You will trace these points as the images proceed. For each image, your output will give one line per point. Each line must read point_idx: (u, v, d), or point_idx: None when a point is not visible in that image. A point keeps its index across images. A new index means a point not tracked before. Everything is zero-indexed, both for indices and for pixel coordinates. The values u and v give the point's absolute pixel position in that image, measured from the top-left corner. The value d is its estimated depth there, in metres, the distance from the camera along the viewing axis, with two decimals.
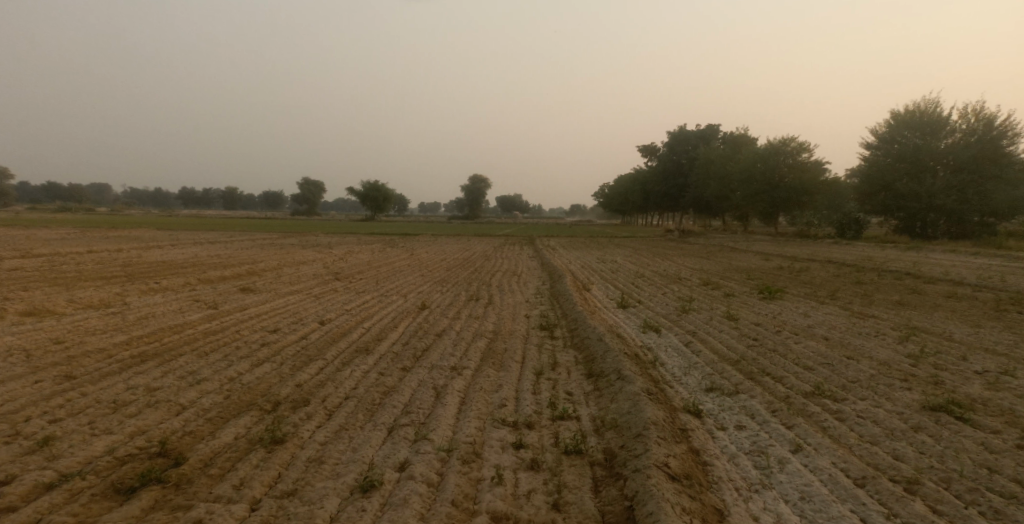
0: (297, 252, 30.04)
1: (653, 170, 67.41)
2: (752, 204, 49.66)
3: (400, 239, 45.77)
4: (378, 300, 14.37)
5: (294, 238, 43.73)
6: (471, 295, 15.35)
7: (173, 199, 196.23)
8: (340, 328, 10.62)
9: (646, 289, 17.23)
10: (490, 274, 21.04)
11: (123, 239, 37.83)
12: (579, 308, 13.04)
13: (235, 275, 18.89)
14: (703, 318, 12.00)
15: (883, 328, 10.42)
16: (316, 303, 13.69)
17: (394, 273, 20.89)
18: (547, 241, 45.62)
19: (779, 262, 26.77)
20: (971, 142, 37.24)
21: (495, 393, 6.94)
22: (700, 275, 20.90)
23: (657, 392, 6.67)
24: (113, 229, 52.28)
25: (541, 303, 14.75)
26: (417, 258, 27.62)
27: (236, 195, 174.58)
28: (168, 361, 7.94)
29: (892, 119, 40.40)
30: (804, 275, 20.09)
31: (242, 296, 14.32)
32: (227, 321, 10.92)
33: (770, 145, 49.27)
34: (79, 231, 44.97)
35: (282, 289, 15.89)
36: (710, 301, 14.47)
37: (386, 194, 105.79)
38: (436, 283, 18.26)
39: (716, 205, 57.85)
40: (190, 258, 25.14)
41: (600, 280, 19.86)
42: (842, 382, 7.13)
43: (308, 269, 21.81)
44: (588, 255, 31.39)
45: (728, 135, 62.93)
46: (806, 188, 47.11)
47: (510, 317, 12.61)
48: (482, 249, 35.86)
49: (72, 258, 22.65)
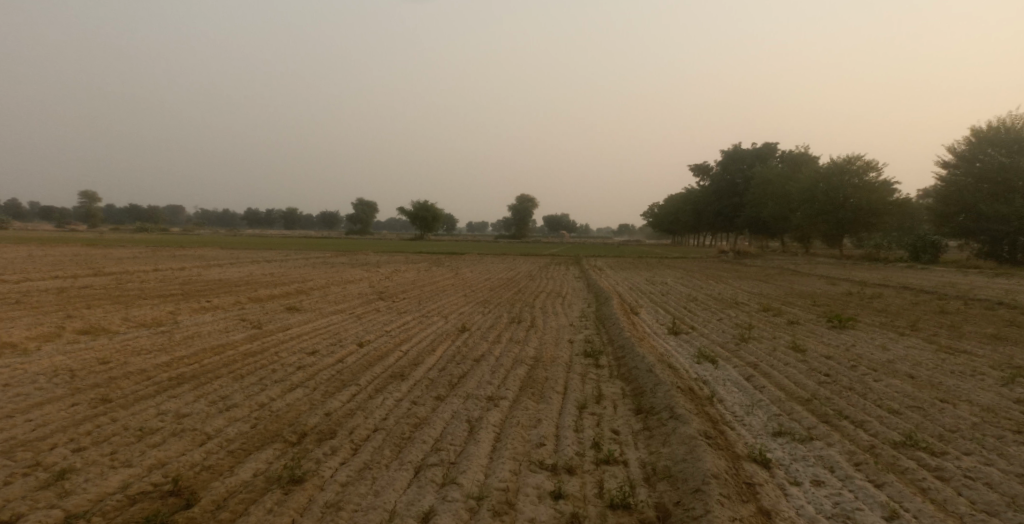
0: (346, 271, 30.15)
1: (706, 190, 65.75)
2: (814, 226, 47.51)
3: (448, 258, 45.76)
4: (420, 322, 13.90)
5: (345, 257, 44.27)
6: (515, 318, 14.73)
7: (236, 219, 204.20)
8: (378, 352, 10.15)
9: (701, 314, 16.25)
10: (536, 295, 20.41)
11: (183, 257, 38.88)
12: (627, 334, 12.25)
13: (282, 293, 18.82)
14: (764, 349, 11.04)
15: (978, 368, 9.31)
16: (357, 323, 13.30)
17: (439, 293, 20.48)
18: (597, 262, 44.68)
19: (844, 286, 25.21)
20: None
21: (533, 429, 6.28)
22: (759, 300, 19.73)
23: (715, 436, 5.88)
24: (174, 247, 54.24)
25: (587, 327, 14.00)
26: (462, 278, 27.29)
27: (295, 215, 180.17)
28: (202, 383, 7.58)
29: (973, 136, 38.03)
30: (877, 302, 18.72)
31: (286, 316, 14.09)
32: (268, 341, 10.60)
33: (834, 164, 47.21)
34: (144, 250, 46.77)
35: (327, 309, 15.63)
36: (772, 328, 13.44)
37: (437, 214, 106.93)
38: (481, 304, 17.75)
39: (774, 226, 55.76)
40: (243, 276, 25.47)
41: (651, 303, 18.95)
42: (939, 431, 6.21)
43: (354, 288, 21.69)
44: (639, 276, 30.36)
45: (787, 154, 60.79)
46: (874, 209, 44.80)
47: (553, 342, 11.93)
48: (529, 268, 35.34)
49: (132, 276, 23.19)
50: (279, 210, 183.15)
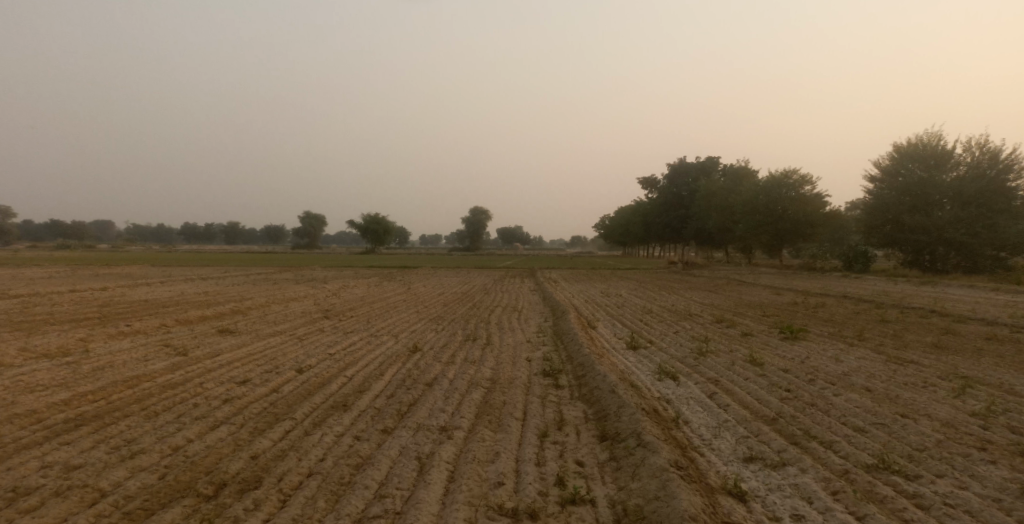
0: (290, 288, 28.92)
1: (653, 202, 66.86)
2: (755, 237, 48.76)
3: (398, 273, 44.79)
4: (366, 343, 13.16)
5: (290, 273, 42.71)
6: (468, 335, 14.16)
7: (175, 235, 196.65)
8: (319, 378, 9.43)
9: (657, 327, 16.03)
10: (489, 310, 19.92)
11: (113, 276, 36.71)
12: (585, 350, 11.86)
13: (218, 314, 17.76)
14: (724, 363, 10.81)
15: (933, 379, 9.25)
16: (298, 346, 12.47)
17: (388, 310, 19.71)
18: (548, 274, 44.57)
19: (791, 295, 25.62)
20: (975, 176, 36.21)
21: (490, 465, 5.74)
22: (711, 311, 19.74)
23: (688, 466, 5.49)
24: (109, 265, 51.55)
25: (544, 344, 13.55)
26: (413, 294, 26.47)
27: (238, 230, 175.04)
28: (106, 424, 6.78)
29: (896, 152, 39.72)
30: (824, 312, 18.93)
31: (218, 339, 13.14)
32: (194, 371, 9.74)
33: (772, 176, 48.58)
34: (70, 269, 44.18)
35: (265, 330, 14.70)
36: (728, 341, 13.30)
37: (385, 227, 105.33)
38: (431, 321, 17.09)
39: (718, 236, 56.97)
40: (176, 295, 24.06)
41: (607, 316, 18.67)
42: (908, 451, 5.98)
43: (298, 306, 20.72)
44: (592, 289, 30.22)
45: (729, 167, 62.35)
46: (811, 220, 46.24)
47: (509, 360, 11.42)
48: (482, 282, 34.79)
49: (51, 298, 21.53)
50: (220, 225, 177.52)
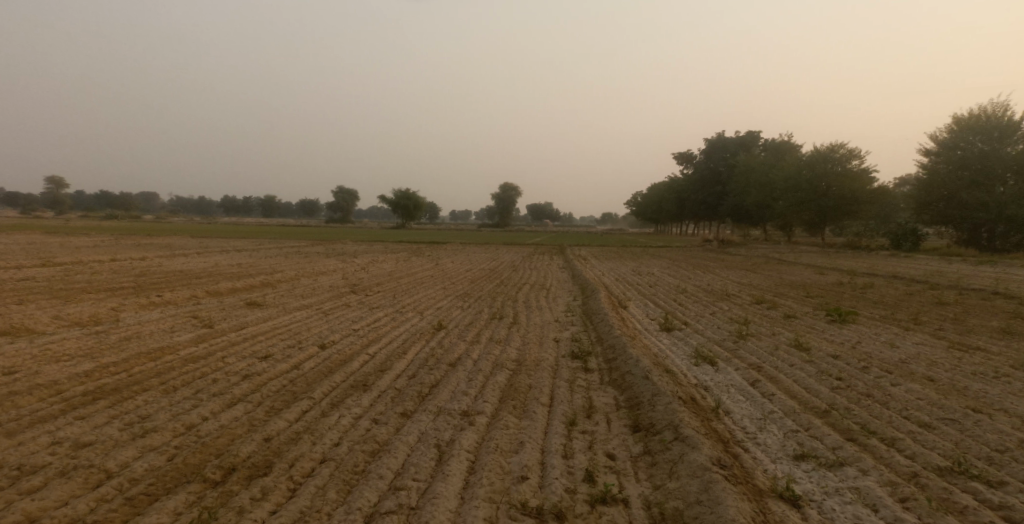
0: (320, 261, 28.87)
1: (689, 178, 65.23)
2: (797, 214, 47.09)
3: (428, 248, 44.65)
4: (392, 319, 12.84)
5: (321, 246, 42.87)
6: (495, 313, 13.73)
7: (213, 207, 200.69)
8: (341, 355, 9.12)
9: (693, 308, 15.36)
10: (519, 287, 19.43)
11: (151, 246, 37.25)
12: (617, 331, 11.33)
13: (247, 286, 17.65)
14: (766, 348, 10.18)
15: (1001, 369, 8.50)
16: (323, 321, 12.21)
17: (417, 285, 19.39)
18: (580, 250, 43.86)
19: (834, 276, 24.56)
20: None
21: (515, 456, 5.32)
22: (750, 291, 18.94)
23: (732, 465, 4.97)
24: (147, 236, 52.51)
25: (574, 324, 13.06)
26: (443, 269, 26.14)
27: (274, 204, 177.68)
28: (121, 399, 6.54)
29: (954, 123, 37.63)
30: (872, 293, 17.99)
31: (245, 312, 12.95)
32: (216, 344, 9.51)
33: (817, 151, 46.70)
34: (110, 239, 45.07)
35: (291, 304, 14.48)
36: (769, 324, 12.63)
37: (417, 202, 105.35)
38: (460, 297, 16.70)
39: (757, 213, 55.28)
40: (208, 267, 24.12)
41: (640, 296, 18.05)
42: (985, 453, 5.36)
43: (326, 279, 20.56)
44: (625, 266, 29.48)
45: (769, 142, 60.29)
46: (856, 197, 44.39)
47: (537, 341, 10.98)
48: (512, 258, 34.33)
49: (86, 267, 21.76)
50: (256, 199, 180.42)
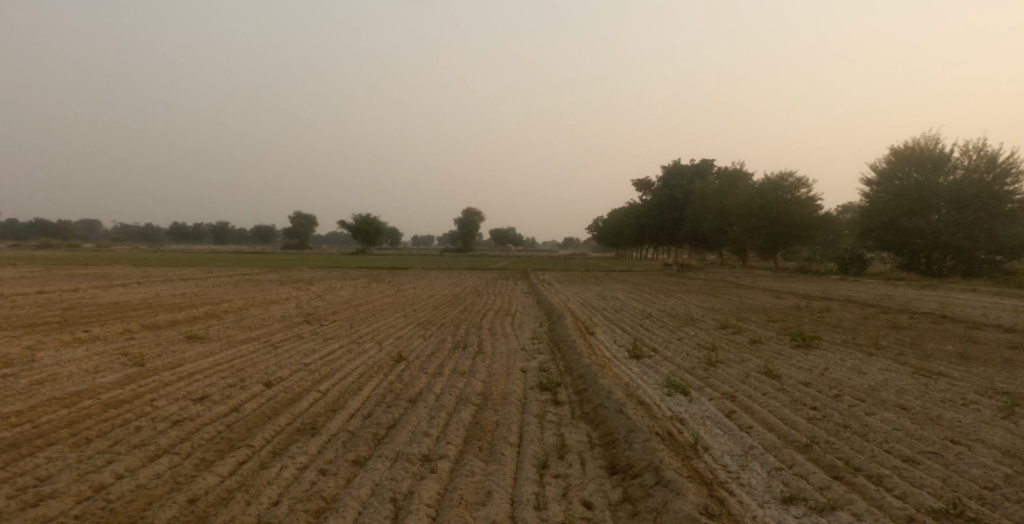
0: (273, 289, 27.71)
1: (647, 204, 66.04)
2: (751, 238, 47.92)
3: (388, 274, 43.69)
4: (346, 351, 12.09)
5: (275, 274, 41.46)
6: (458, 342, 13.14)
7: (164, 234, 194.53)
8: (287, 394, 8.39)
9: (659, 334, 15.06)
10: (481, 314, 18.87)
11: (93, 276, 35.37)
12: (585, 360, 10.88)
13: (190, 318, 16.61)
14: (738, 376, 9.86)
15: (971, 396, 8.32)
16: (271, 354, 11.41)
17: (375, 314, 18.61)
18: (541, 275, 43.62)
19: (793, 300, 24.75)
20: (972, 180, 35.45)
21: (479, 510, 4.75)
22: (713, 317, 18.79)
23: (720, 514, 4.51)
24: (90, 265, 50.08)
25: (540, 352, 12.56)
26: (402, 296, 25.35)
27: (228, 231, 173.23)
28: (24, 458, 5.72)
29: (892, 155, 38.98)
30: (831, 317, 18.02)
31: (185, 348, 12.02)
32: (148, 386, 8.68)
33: (767, 179, 47.82)
34: (48, 269, 42.72)
35: (237, 337, 13.57)
36: (737, 350, 12.38)
37: (377, 227, 103.81)
38: (420, 326, 16.03)
39: (712, 239, 56.12)
40: (151, 298, 22.80)
41: (604, 322, 17.70)
42: (975, 491, 5.04)
43: (279, 309, 19.62)
44: (588, 291, 29.22)
45: (723, 169, 61.54)
46: (806, 223, 45.42)
47: (502, 371, 10.44)
48: (473, 284, 33.73)
49: (17, 301, 20.28)
50: (209, 226, 175.62)
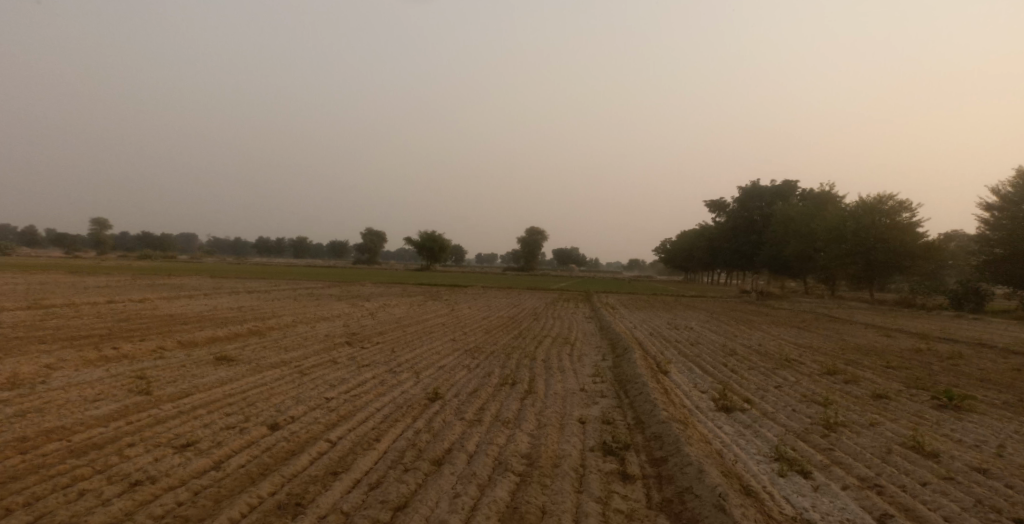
0: (328, 305, 26.65)
1: (722, 227, 62.57)
2: (841, 267, 43.77)
3: (449, 292, 42.47)
4: (381, 384, 10.33)
5: (336, 288, 40.92)
6: (507, 377, 11.15)
7: (247, 247, 203.69)
8: (287, 443, 6.64)
9: (750, 378, 12.61)
10: (540, 341, 16.88)
11: (161, 287, 35.59)
12: (664, 412, 8.76)
13: (229, 335, 15.40)
14: (875, 458, 7.47)
15: None
16: (293, 385, 9.75)
17: (425, 337, 16.95)
18: (610, 300, 41.19)
19: (904, 340, 21.45)
20: None
21: None
22: (813, 358, 16.04)
23: None
24: (163, 275, 51.25)
25: (604, 395, 10.44)
26: (457, 317, 23.70)
27: (305, 245, 179.19)
28: None
29: (1017, 178, 34.59)
30: (963, 368, 15.16)
31: (204, 372, 10.55)
32: (135, 422, 7.10)
33: (862, 202, 43.72)
34: (122, 278, 43.62)
35: (267, 360, 12.07)
36: (858, 412, 9.88)
37: (444, 245, 103.81)
38: (469, 353, 14.17)
39: (796, 266, 52.04)
40: (203, 310, 22.01)
41: (680, 358, 15.28)
42: None
43: (325, 327, 18.29)
44: (660, 318, 26.57)
45: (808, 192, 57.44)
46: (908, 251, 40.86)
47: (558, 422, 8.41)
48: (535, 306, 31.85)
49: (69, 310, 19.77)
50: (287, 240, 182.14)
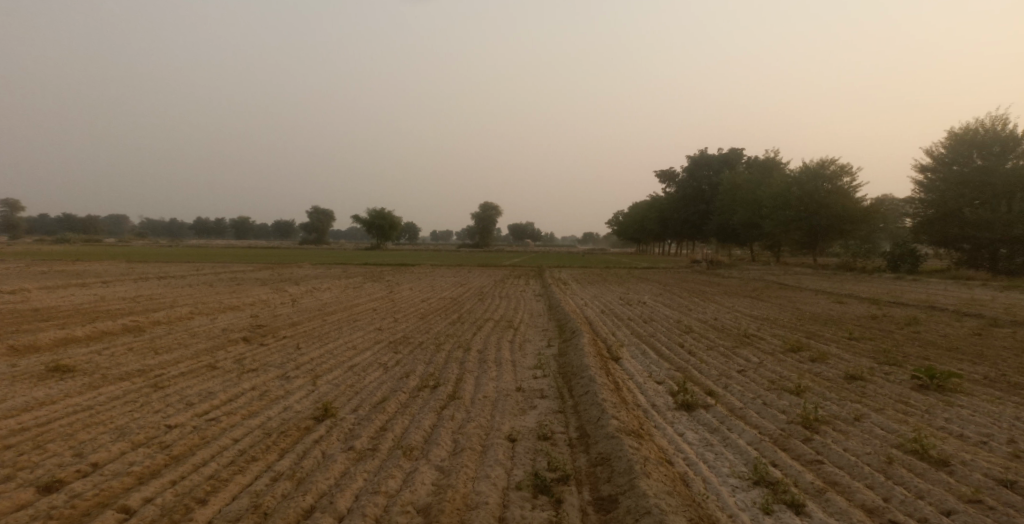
0: (248, 290, 24.07)
1: (671, 197, 61.72)
2: (786, 233, 43.03)
3: (390, 271, 40.11)
4: (261, 396, 8.12)
5: (268, 271, 38.08)
6: (427, 378, 9.09)
7: (187, 230, 195.28)
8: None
9: (710, 361, 10.93)
10: (475, 326, 14.92)
11: (69, 275, 32.31)
12: (616, 420, 6.87)
13: (98, 335, 12.90)
14: (878, 475, 5.75)
15: None
16: (135, 407, 7.48)
17: (343, 326, 14.69)
18: (559, 274, 39.78)
19: (860, 306, 20.40)
20: None
21: None
22: (772, 332, 14.55)
23: None
24: (83, 261, 47.21)
25: (543, 396, 8.51)
26: (390, 299, 21.51)
27: (248, 227, 172.52)
28: None
29: (949, 138, 34.25)
30: (933, 337, 13.88)
31: (19, 394, 8.15)
32: None
33: (805, 167, 42.96)
34: (31, 265, 39.69)
35: (122, 369, 9.71)
36: (840, 401, 8.24)
37: (391, 222, 100.39)
38: (389, 346, 12.03)
39: (742, 234, 51.46)
40: (91, 303, 19.22)
41: (631, 339, 13.53)
42: None
43: (228, 319, 15.86)
44: (610, 293, 25.00)
45: (754, 159, 56.86)
46: (849, 215, 40.39)
47: (479, 443, 6.41)
48: (480, 284, 29.94)
49: None
50: (229, 221, 174.71)
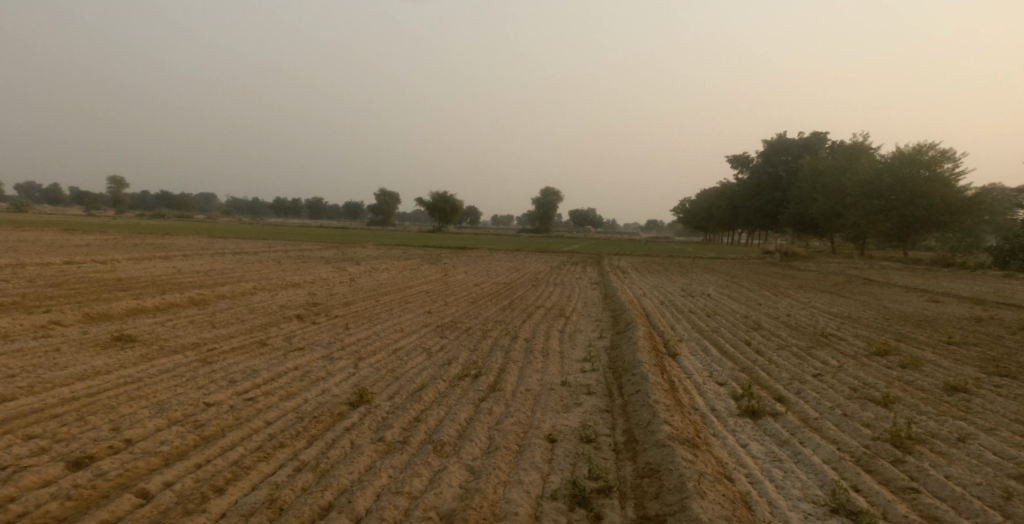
0: (310, 268, 24.44)
1: (745, 184, 58.99)
2: (873, 224, 40.13)
3: (451, 253, 40.06)
4: (301, 377, 7.90)
5: (333, 250, 38.75)
6: (470, 367, 8.66)
7: (266, 208, 203.78)
8: (53, 513, 4.24)
9: (781, 362, 10.00)
10: (528, 313, 14.41)
11: (149, 247, 33.81)
12: (669, 426, 6.21)
13: (162, 306, 13.15)
14: (989, 513, 4.87)
15: None
16: (177, 382, 7.38)
17: (395, 307, 14.51)
18: (622, 261, 38.69)
19: (958, 306, 18.59)
20: None
21: None
22: (855, 332, 13.34)
23: None
24: (164, 235, 49.58)
25: (591, 392, 7.93)
26: (446, 283, 21.28)
27: (321, 206, 178.13)
28: None
29: None
30: None
31: (75, 362, 8.23)
32: None
33: (900, 153, 39.92)
34: (116, 237, 41.91)
35: (176, 342, 9.73)
36: (937, 417, 7.24)
37: (455, 205, 100.90)
38: (437, 330, 11.70)
39: (823, 224, 48.59)
40: (163, 274, 19.85)
41: (694, 334, 12.68)
42: None
43: (286, 295, 15.97)
44: (673, 283, 23.94)
45: (839, 145, 53.48)
46: (949, 206, 37.22)
47: (516, 443, 5.91)
48: (537, 269, 29.38)
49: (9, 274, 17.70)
50: (303, 201, 180.87)
